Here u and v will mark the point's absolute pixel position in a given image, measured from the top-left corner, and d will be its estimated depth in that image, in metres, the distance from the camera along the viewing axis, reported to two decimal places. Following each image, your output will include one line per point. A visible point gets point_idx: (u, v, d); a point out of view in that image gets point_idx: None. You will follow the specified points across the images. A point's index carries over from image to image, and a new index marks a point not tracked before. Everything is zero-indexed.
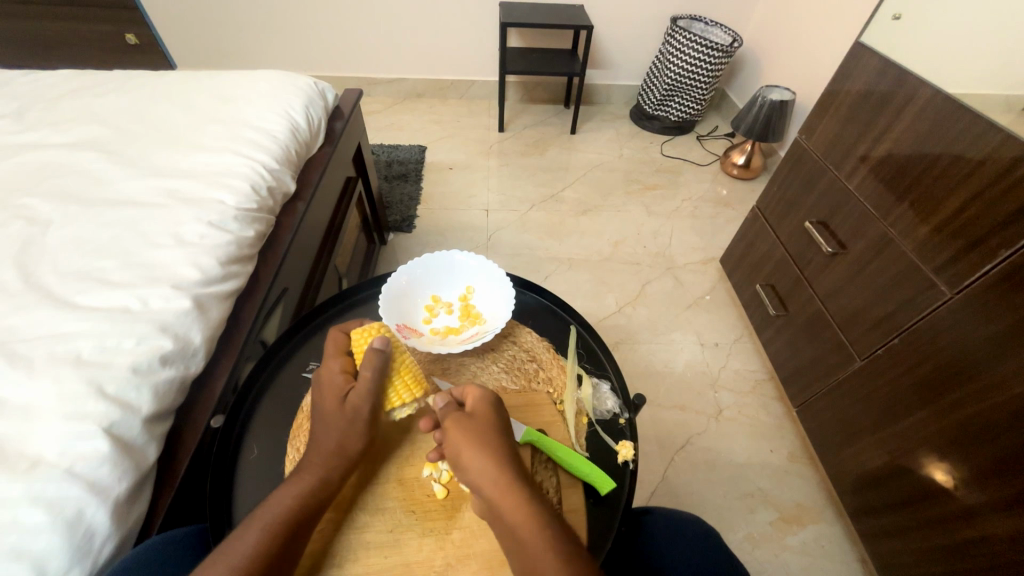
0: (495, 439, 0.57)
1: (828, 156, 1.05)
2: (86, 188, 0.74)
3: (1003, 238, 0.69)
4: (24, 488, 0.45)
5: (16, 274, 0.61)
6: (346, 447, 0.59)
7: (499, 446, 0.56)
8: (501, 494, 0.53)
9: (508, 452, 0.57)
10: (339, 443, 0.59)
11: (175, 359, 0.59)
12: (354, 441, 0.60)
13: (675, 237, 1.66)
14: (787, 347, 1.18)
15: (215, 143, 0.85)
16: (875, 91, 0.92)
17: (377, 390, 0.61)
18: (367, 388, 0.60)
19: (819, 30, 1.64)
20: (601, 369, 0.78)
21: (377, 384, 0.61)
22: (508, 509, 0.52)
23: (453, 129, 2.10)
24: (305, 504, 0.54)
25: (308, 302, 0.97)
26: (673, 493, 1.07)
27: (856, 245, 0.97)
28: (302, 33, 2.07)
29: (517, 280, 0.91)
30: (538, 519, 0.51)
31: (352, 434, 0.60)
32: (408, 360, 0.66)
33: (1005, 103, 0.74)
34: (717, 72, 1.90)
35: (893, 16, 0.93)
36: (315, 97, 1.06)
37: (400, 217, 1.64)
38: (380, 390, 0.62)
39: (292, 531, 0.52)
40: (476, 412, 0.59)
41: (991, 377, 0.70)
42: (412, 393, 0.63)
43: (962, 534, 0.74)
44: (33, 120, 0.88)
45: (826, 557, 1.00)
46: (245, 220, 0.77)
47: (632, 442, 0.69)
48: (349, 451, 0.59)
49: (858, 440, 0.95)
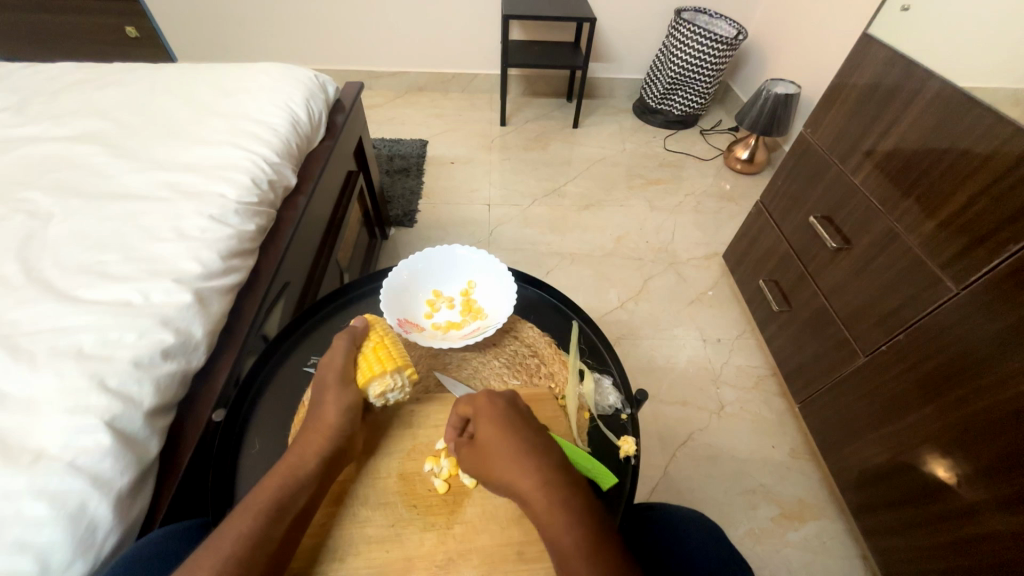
0: (506, 440, 0.57)
1: (833, 150, 1.04)
2: (87, 181, 0.74)
3: (1010, 234, 0.69)
4: (27, 480, 0.45)
5: (18, 268, 0.60)
6: (322, 429, 0.60)
7: (514, 445, 0.57)
8: (530, 490, 0.54)
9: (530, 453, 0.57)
10: (317, 423, 0.61)
11: (176, 352, 0.59)
12: (328, 421, 0.60)
13: (678, 232, 1.65)
14: (790, 343, 1.18)
15: (215, 136, 0.85)
16: (882, 85, 0.91)
17: (349, 367, 0.65)
18: (334, 364, 0.65)
19: (825, 23, 1.62)
20: (603, 364, 0.77)
21: (349, 362, 0.66)
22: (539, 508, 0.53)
23: (455, 123, 2.08)
24: (293, 489, 0.55)
25: (309, 297, 0.97)
26: (674, 489, 1.07)
27: (861, 241, 0.96)
28: (303, 26, 2.06)
29: (519, 275, 0.90)
30: (568, 521, 0.52)
31: (326, 412, 0.61)
32: (388, 340, 0.68)
33: (1014, 97, 0.73)
34: (721, 65, 1.88)
35: (902, 7, 0.91)
36: (315, 90, 1.05)
37: (401, 212, 1.63)
38: (349, 367, 0.65)
39: (284, 518, 0.53)
40: (485, 416, 0.60)
41: (996, 374, 0.69)
42: (380, 364, 0.63)
43: (965, 531, 0.74)
44: (34, 113, 0.88)
45: (827, 553, 1.00)
46: (245, 214, 0.76)
47: (634, 438, 0.68)
48: (339, 438, 0.60)
49: (861, 437, 0.95)
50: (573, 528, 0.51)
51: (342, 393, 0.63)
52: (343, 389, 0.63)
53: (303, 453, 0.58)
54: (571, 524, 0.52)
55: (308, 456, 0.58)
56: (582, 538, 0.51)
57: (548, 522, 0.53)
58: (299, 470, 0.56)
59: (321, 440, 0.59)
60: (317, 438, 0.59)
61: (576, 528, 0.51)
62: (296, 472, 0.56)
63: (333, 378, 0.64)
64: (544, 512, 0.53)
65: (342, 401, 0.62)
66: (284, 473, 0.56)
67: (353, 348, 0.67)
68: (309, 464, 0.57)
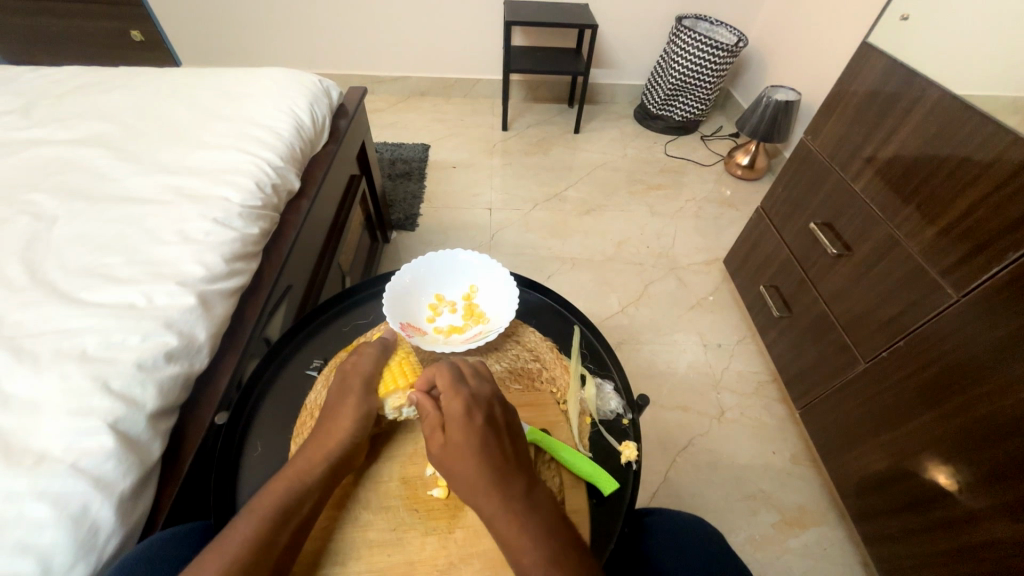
0: (471, 462, 0.55)
1: (833, 158, 1.05)
2: (92, 184, 0.74)
3: (1010, 242, 0.69)
4: (31, 482, 0.45)
5: (22, 270, 0.61)
6: (333, 434, 0.60)
7: (480, 465, 0.55)
8: (495, 512, 0.53)
9: (496, 475, 0.55)
10: (329, 428, 0.61)
11: (180, 355, 0.60)
12: (342, 426, 0.61)
13: (679, 238, 1.66)
14: (791, 349, 1.18)
15: (220, 140, 0.85)
16: (881, 93, 0.92)
17: (375, 374, 0.67)
18: (362, 370, 0.66)
19: (825, 30, 1.63)
20: (605, 369, 0.78)
21: (376, 370, 0.67)
22: (503, 526, 0.52)
23: (458, 127, 2.10)
24: (300, 492, 0.55)
25: (311, 300, 0.98)
26: (675, 494, 1.07)
27: (862, 247, 0.97)
28: (307, 31, 2.07)
29: (521, 279, 0.91)
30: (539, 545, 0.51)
31: (342, 419, 0.62)
32: (411, 357, 0.71)
33: (1015, 105, 0.73)
34: (722, 72, 1.89)
35: (901, 17, 0.92)
36: (320, 95, 1.06)
37: (403, 216, 1.64)
38: (376, 374, 0.67)
39: (286, 522, 0.52)
40: (454, 433, 0.57)
41: (997, 381, 0.69)
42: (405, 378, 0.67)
43: (967, 538, 0.74)
44: (40, 116, 0.88)
45: (827, 559, 1.00)
46: (249, 218, 0.77)
47: (635, 443, 0.68)
48: (348, 441, 0.60)
49: (862, 443, 0.95)
50: (531, 551, 0.50)
51: (362, 401, 0.64)
52: (364, 397, 0.64)
53: (315, 457, 0.58)
54: (531, 547, 0.50)
55: (316, 461, 0.58)
56: (544, 559, 0.50)
57: (513, 544, 0.51)
58: (307, 476, 0.56)
59: (331, 445, 0.59)
60: (328, 443, 0.59)
61: (537, 551, 0.50)
62: (305, 477, 0.56)
63: (357, 384, 0.65)
64: (506, 532, 0.52)
65: (358, 409, 0.63)
66: (290, 476, 0.56)
67: (382, 358, 0.69)
68: (317, 470, 0.57)
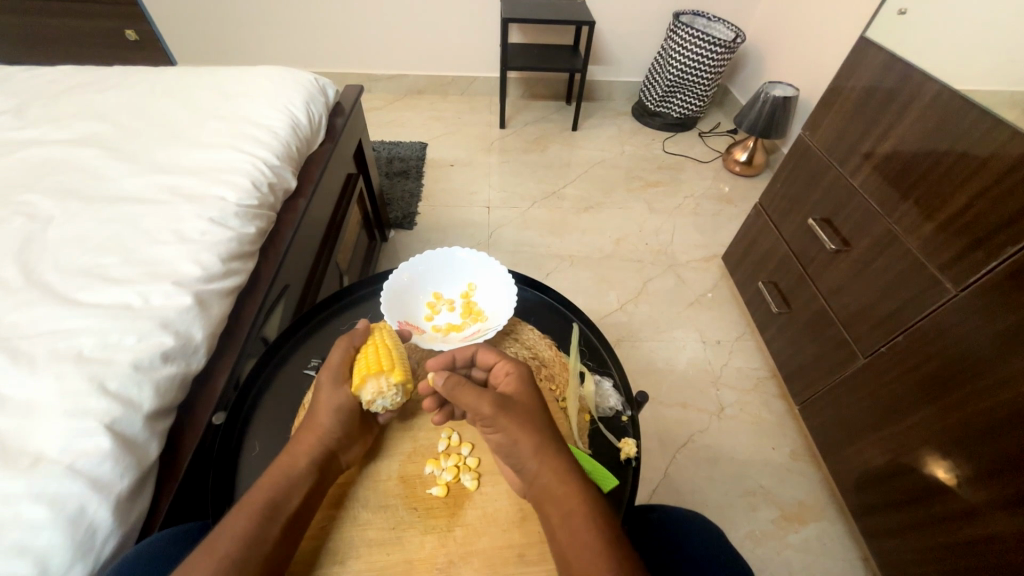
0: (540, 422, 0.58)
1: (831, 152, 1.04)
2: (87, 184, 0.74)
3: (1008, 237, 0.69)
4: (26, 484, 0.45)
5: (17, 270, 0.60)
6: (314, 426, 0.59)
7: (546, 427, 0.58)
8: (552, 473, 0.55)
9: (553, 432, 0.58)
10: (310, 424, 0.59)
11: (176, 355, 0.59)
12: (320, 421, 0.59)
13: (677, 235, 1.65)
14: (789, 345, 1.18)
15: (214, 140, 0.85)
16: (880, 88, 0.91)
17: (345, 367, 0.64)
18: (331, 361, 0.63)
19: (823, 26, 1.63)
20: (603, 366, 0.77)
21: (347, 361, 0.64)
22: (564, 491, 0.54)
23: (454, 125, 2.09)
24: (278, 488, 0.54)
25: (308, 300, 0.97)
26: (674, 491, 1.07)
27: (860, 243, 0.96)
28: (303, 30, 2.07)
29: (519, 276, 0.90)
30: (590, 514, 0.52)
31: (320, 412, 0.59)
32: (371, 347, 0.65)
33: (1010, 99, 0.73)
34: (719, 68, 1.89)
35: (899, 12, 0.91)
36: (315, 92, 1.05)
37: (401, 214, 1.64)
38: (344, 367, 0.63)
39: (268, 517, 0.51)
40: (525, 395, 0.60)
41: (997, 375, 0.69)
42: (357, 376, 0.61)
43: (966, 532, 0.74)
44: (34, 116, 0.88)
45: (827, 555, 1.00)
46: (245, 217, 0.76)
47: (635, 440, 0.68)
48: (324, 433, 0.58)
49: (861, 439, 0.95)
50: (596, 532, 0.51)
51: (334, 393, 0.61)
52: (336, 388, 0.61)
53: (301, 451, 0.57)
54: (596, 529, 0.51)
55: (300, 455, 0.57)
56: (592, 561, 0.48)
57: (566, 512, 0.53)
58: (291, 469, 0.56)
59: (312, 442, 0.58)
60: (313, 437, 0.58)
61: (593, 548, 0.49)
62: (288, 472, 0.55)
63: (327, 377, 0.62)
64: (569, 497, 0.53)
65: (330, 401, 0.60)
66: (273, 476, 0.55)
67: (351, 351, 0.65)
68: (301, 463, 0.56)
